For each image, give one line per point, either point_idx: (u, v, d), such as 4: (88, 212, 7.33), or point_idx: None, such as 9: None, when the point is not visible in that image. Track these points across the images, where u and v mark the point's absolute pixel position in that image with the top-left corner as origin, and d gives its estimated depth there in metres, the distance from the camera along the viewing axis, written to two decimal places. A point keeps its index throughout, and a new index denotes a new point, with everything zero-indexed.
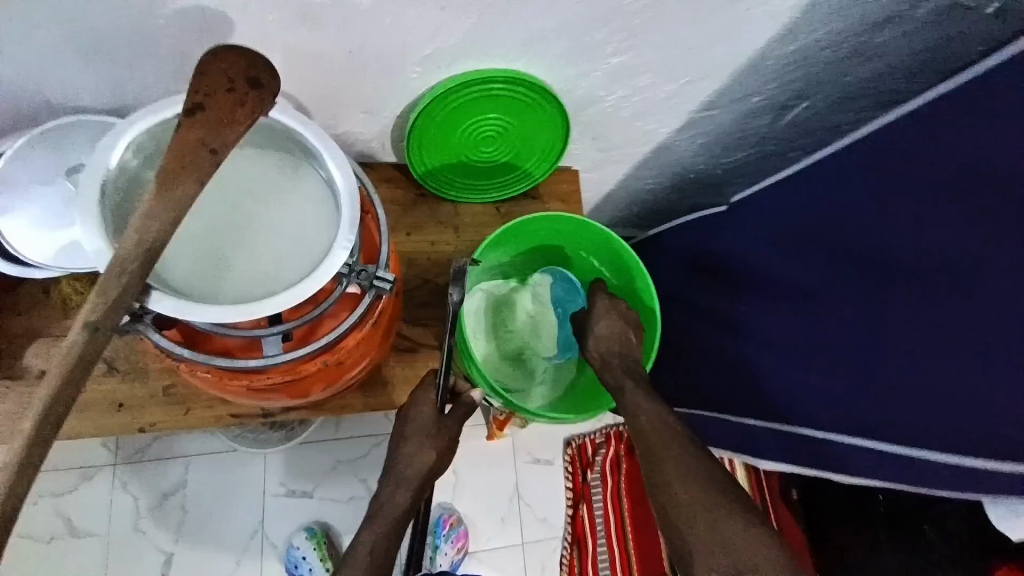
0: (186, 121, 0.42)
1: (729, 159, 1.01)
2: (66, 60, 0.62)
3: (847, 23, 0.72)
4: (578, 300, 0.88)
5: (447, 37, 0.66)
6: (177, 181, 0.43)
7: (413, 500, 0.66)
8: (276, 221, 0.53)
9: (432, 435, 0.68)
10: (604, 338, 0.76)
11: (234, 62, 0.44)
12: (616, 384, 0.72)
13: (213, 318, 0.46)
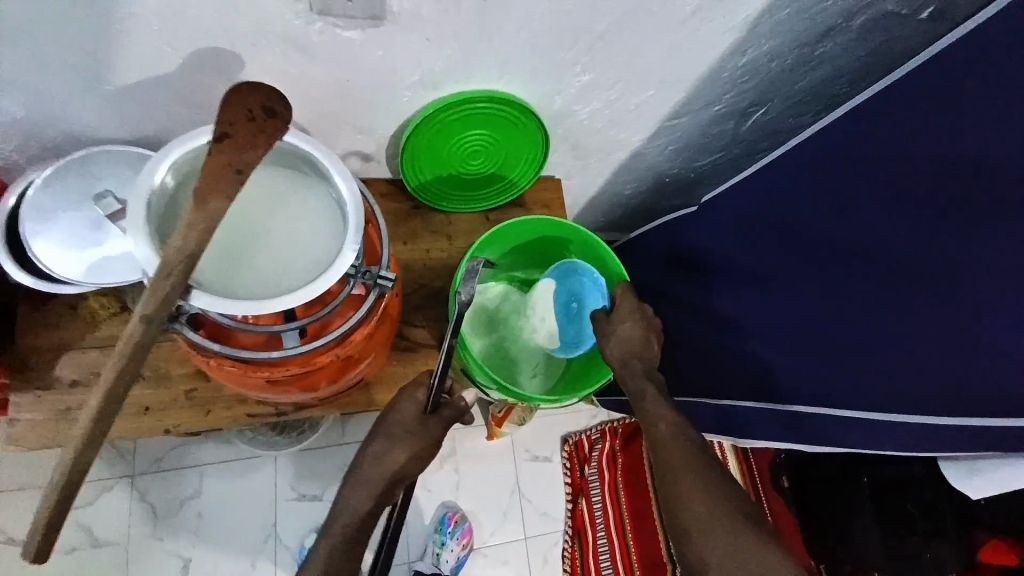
0: (216, 147, 0.48)
1: (700, 162, 1.10)
2: (91, 93, 0.70)
3: (789, 36, 0.81)
4: (597, 297, 0.87)
5: (432, 63, 0.73)
6: (209, 198, 0.47)
7: (374, 503, 0.72)
8: (291, 229, 0.60)
9: (409, 436, 0.73)
10: (621, 340, 0.81)
11: (252, 94, 0.50)
12: (635, 388, 0.79)
13: (240, 312, 0.53)
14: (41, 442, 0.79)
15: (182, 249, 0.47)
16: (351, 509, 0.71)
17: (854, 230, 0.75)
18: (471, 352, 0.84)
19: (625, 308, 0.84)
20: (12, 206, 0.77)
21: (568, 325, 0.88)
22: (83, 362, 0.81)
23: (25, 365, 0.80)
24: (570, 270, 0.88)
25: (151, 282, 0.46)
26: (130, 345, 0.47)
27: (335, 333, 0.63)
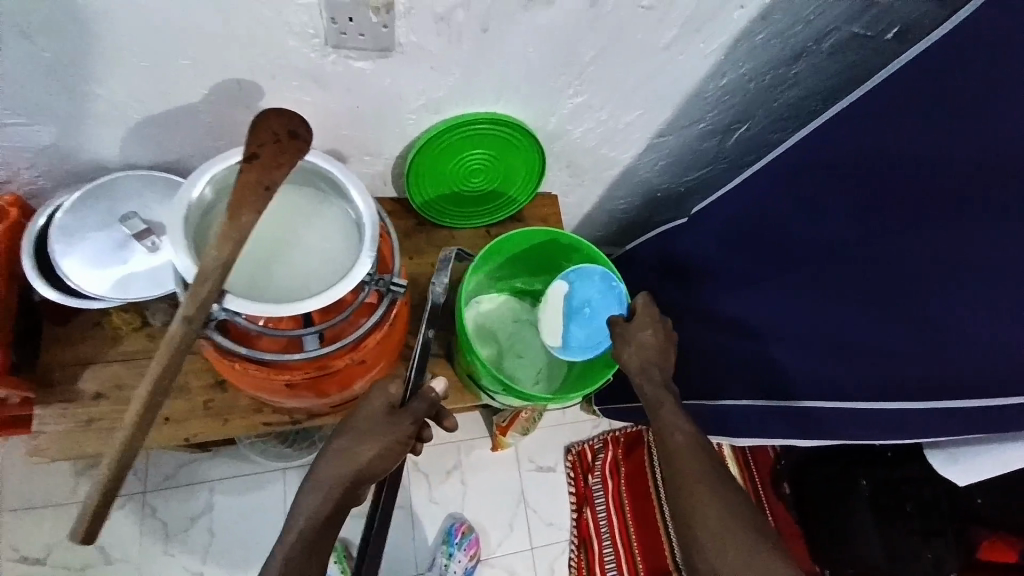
0: (246, 166, 0.54)
1: (689, 177, 1.16)
2: (123, 123, 0.76)
3: (766, 59, 0.87)
4: (613, 302, 0.91)
5: (435, 90, 0.79)
6: (241, 211, 0.53)
7: (335, 505, 0.67)
8: (311, 240, 0.65)
9: (374, 432, 0.70)
10: (641, 349, 0.84)
11: (277, 119, 0.56)
12: (655, 397, 0.82)
13: (267, 314, 0.58)
14: (66, 453, 0.83)
15: (219, 257, 0.52)
16: (310, 513, 0.66)
17: (832, 233, 0.80)
18: (479, 355, 0.85)
19: (646, 317, 0.86)
20: (39, 230, 0.81)
21: (575, 325, 0.92)
22: (105, 375, 0.85)
23: (51, 379, 0.84)
24: (592, 273, 0.92)
25: (193, 287, 0.51)
26: (174, 342, 0.52)
27: (351, 337, 0.68)
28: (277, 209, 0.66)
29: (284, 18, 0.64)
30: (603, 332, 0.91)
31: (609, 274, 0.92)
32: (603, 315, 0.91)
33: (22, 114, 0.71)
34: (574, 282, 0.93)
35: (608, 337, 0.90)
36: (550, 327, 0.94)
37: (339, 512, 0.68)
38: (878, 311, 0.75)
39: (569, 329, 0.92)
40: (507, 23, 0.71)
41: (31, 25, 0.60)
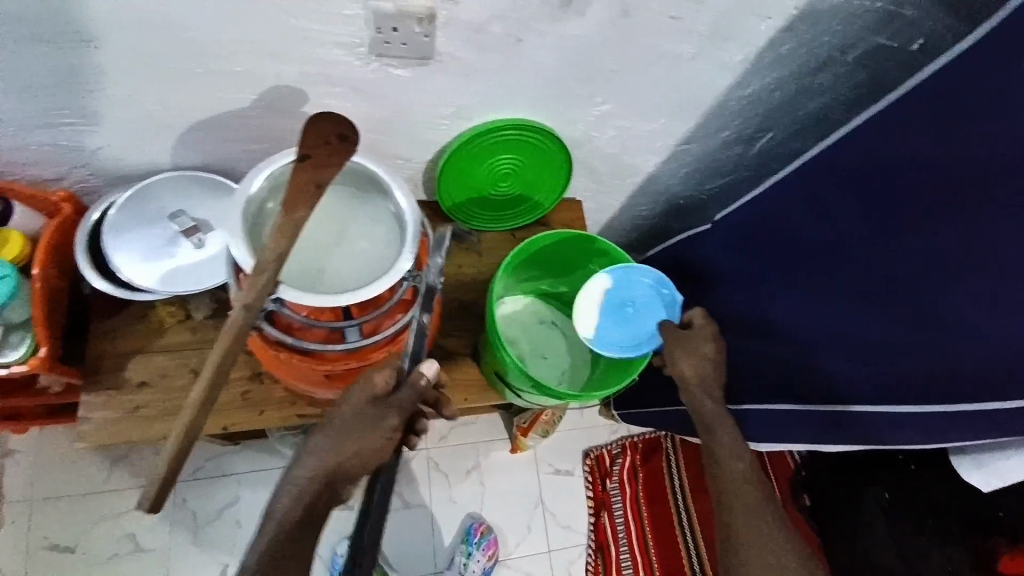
0: (299, 168, 0.58)
1: (710, 185, 1.17)
2: (175, 127, 0.80)
3: (790, 70, 0.89)
4: (660, 307, 0.92)
5: (468, 98, 0.83)
6: (294, 208, 0.57)
7: (307, 508, 0.65)
8: (355, 238, 0.70)
9: (357, 427, 0.67)
10: (698, 359, 0.84)
11: (329, 123, 0.60)
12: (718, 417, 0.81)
13: (315, 303, 0.63)
14: (108, 439, 0.86)
15: (275, 251, 0.56)
16: (279, 514, 0.64)
17: (856, 234, 0.83)
18: (511, 354, 0.87)
19: (701, 334, 0.86)
20: (94, 221, 0.86)
21: (614, 324, 0.92)
22: (148, 365, 0.89)
23: (97, 367, 0.88)
24: (643, 276, 0.93)
25: (252, 277, 0.54)
26: (234, 331, 0.55)
27: (389, 330, 0.72)
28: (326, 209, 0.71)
29: (333, 29, 0.68)
30: (643, 334, 0.91)
31: (662, 280, 0.93)
32: (648, 318, 0.91)
33: (82, 116, 0.76)
34: (623, 281, 0.93)
35: (647, 339, 0.90)
36: (585, 319, 0.93)
37: (317, 510, 0.66)
38: (902, 312, 0.78)
39: (607, 325, 0.92)
40: (539, 35, 0.74)
41: (97, 32, 0.65)
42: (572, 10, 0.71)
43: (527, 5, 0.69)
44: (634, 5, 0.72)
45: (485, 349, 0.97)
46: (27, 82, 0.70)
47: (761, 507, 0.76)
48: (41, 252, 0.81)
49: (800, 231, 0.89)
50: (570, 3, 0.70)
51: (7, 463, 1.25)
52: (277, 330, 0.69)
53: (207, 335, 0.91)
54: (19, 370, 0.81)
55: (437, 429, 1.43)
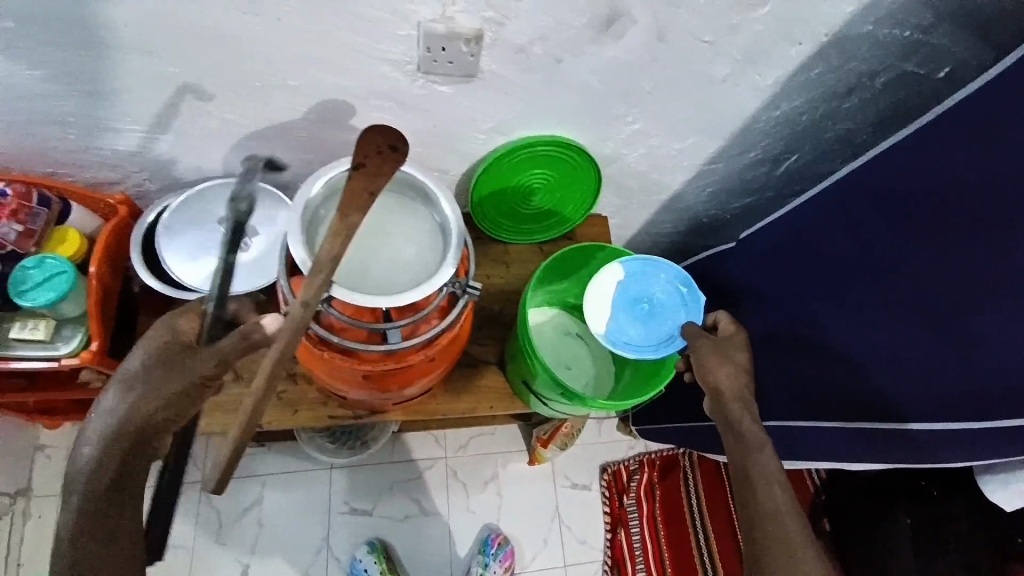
0: (354, 174, 0.62)
1: (735, 205, 1.19)
2: (228, 136, 0.85)
3: (817, 93, 0.92)
4: (678, 306, 0.96)
5: (507, 114, 0.87)
6: (348, 212, 0.60)
7: (100, 463, 0.60)
8: (402, 242, 0.75)
9: (168, 377, 0.63)
10: (735, 371, 0.80)
11: (379, 134, 0.64)
12: (755, 433, 0.75)
13: (365, 301, 0.67)
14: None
15: (331, 252, 0.60)
16: (75, 471, 0.60)
17: (883, 252, 0.84)
18: (544, 362, 0.89)
19: (733, 347, 0.84)
20: (148, 223, 0.91)
21: (631, 318, 0.95)
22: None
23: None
24: (660, 273, 0.98)
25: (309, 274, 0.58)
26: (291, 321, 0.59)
27: (428, 334, 0.75)
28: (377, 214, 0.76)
29: (384, 47, 0.72)
30: (660, 329, 0.94)
31: (678, 279, 0.97)
32: (663, 317, 0.95)
33: (143, 123, 0.81)
34: (639, 276, 0.97)
35: (664, 335, 0.94)
36: (597, 310, 0.96)
37: (126, 467, 0.62)
38: (933, 334, 0.78)
39: (620, 320, 0.95)
40: (579, 56, 0.78)
41: (165, 44, 0.69)
42: (611, 33, 0.75)
43: (569, 28, 0.73)
44: (669, 30, 0.75)
45: (512, 358, 0.99)
46: (95, 89, 0.75)
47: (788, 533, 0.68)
48: (98, 250, 0.86)
49: (824, 249, 0.91)
50: (610, 27, 0.74)
51: (38, 457, 1.28)
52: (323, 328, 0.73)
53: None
54: (70, 363, 0.85)
55: (456, 438, 1.45)
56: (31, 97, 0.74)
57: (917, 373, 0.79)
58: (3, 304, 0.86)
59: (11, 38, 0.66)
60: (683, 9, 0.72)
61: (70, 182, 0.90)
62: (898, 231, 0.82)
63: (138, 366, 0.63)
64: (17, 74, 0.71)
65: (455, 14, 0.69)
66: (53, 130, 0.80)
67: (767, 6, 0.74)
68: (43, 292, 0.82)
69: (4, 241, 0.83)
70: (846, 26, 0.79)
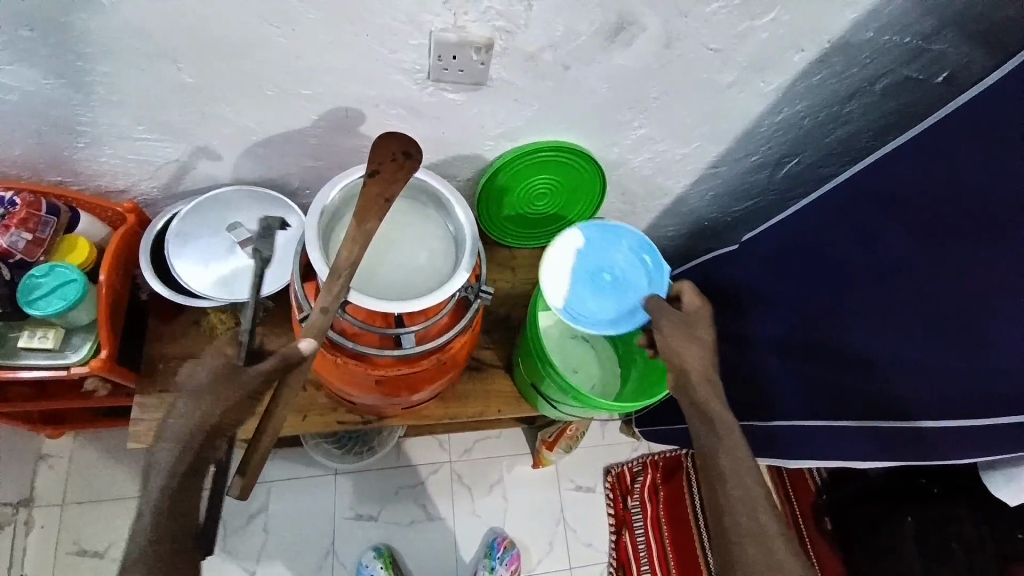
0: (369, 181, 0.65)
1: (737, 208, 1.21)
2: (239, 144, 0.86)
3: (820, 99, 0.93)
4: (640, 279, 0.95)
5: (515, 120, 0.87)
6: (364, 217, 0.65)
7: (169, 476, 0.58)
8: (413, 246, 0.77)
9: (222, 388, 0.61)
10: (700, 349, 0.80)
11: (395, 141, 0.66)
12: (721, 419, 0.75)
13: (380, 307, 0.68)
14: (175, 468, 0.59)
15: (349, 257, 0.65)
16: (149, 491, 0.58)
17: (886, 255, 0.85)
18: (553, 366, 0.90)
19: (700, 324, 0.83)
20: (157, 230, 0.92)
21: (591, 289, 0.94)
22: (241, 385, 0.61)
23: (199, 379, 0.62)
24: (622, 242, 0.96)
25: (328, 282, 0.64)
26: (313, 328, 0.64)
27: (440, 338, 0.76)
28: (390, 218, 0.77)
29: (397, 55, 0.73)
30: (620, 301, 0.94)
31: (642, 247, 0.95)
32: (625, 288, 0.94)
33: (154, 131, 0.81)
34: (600, 245, 0.96)
35: (624, 307, 0.93)
36: (556, 281, 0.94)
37: (193, 480, 0.59)
38: (937, 335, 0.79)
39: (580, 291, 0.94)
40: (588, 63, 0.79)
41: (180, 53, 0.70)
42: (619, 41, 0.76)
43: (580, 36, 0.74)
44: (678, 38, 0.77)
45: (520, 361, 1.00)
46: (107, 97, 0.75)
47: (775, 540, 0.66)
48: (109, 257, 0.86)
49: (828, 250, 0.92)
50: (619, 35, 0.75)
51: (41, 467, 1.27)
52: (338, 334, 0.74)
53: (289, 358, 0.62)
54: (80, 371, 0.84)
55: (461, 442, 1.45)
56: (44, 105, 0.74)
57: (924, 374, 0.80)
58: (13, 313, 0.85)
59: (27, 46, 0.66)
60: (692, 17, 0.74)
61: (78, 189, 0.90)
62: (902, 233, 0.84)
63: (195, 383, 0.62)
64: (31, 82, 0.71)
65: (468, 24, 0.70)
66: (64, 138, 0.80)
67: (773, 13, 0.76)
68: (54, 300, 0.82)
69: (14, 250, 0.83)
70: (850, 33, 0.81)
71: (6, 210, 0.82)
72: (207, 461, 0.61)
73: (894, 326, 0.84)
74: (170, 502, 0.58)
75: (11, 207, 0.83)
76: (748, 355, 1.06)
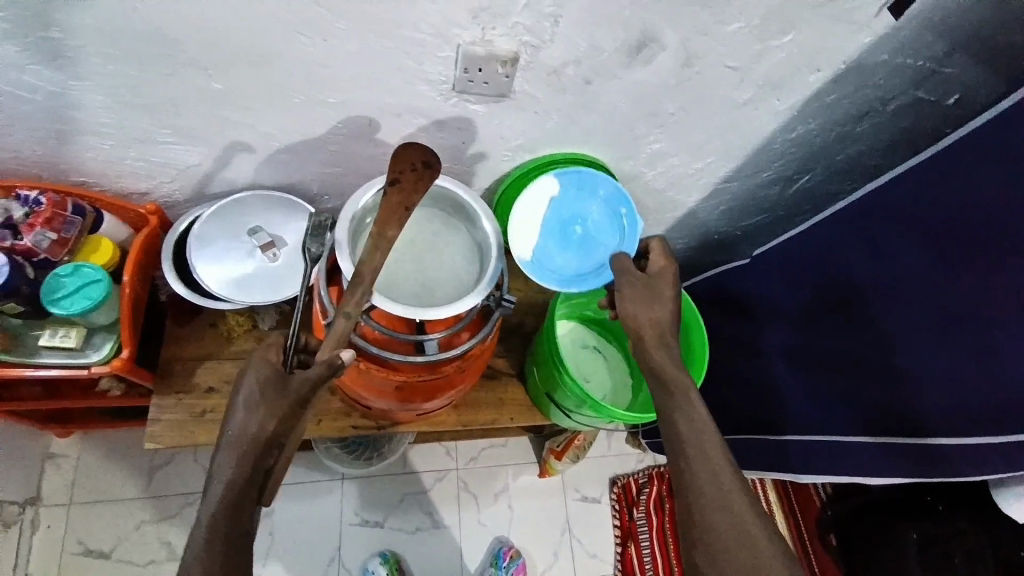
0: (390, 190, 0.67)
1: (747, 223, 1.22)
2: (262, 149, 0.87)
3: (833, 118, 0.95)
4: (607, 233, 0.95)
5: (533, 132, 0.89)
6: (387, 225, 0.67)
7: (229, 486, 0.58)
8: (436, 251, 0.81)
9: (274, 398, 0.61)
10: (657, 314, 0.76)
11: (415, 152, 0.68)
12: (678, 383, 0.70)
13: (402, 311, 0.71)
14: (234, 479, 0.58)
15: (373, 264, 0.66)
16: (208, 501, 0.58)
17: (898, 273, 0.87)
18: (569, 376, 0.91)
19: (664, 286, 0.79)
20: (181, 231, 0.93)
21: (558, 241, 0.95)
22: (292, 395, 0.61)
23: (252, 389, 0.61)
24: (596, 194, 0.94)
25: (349, 292, 0.65)
26: (338, 336, 0.64)
27: (462, 347, 0.78)
28: (415, 225, 0.81)
29: (423, 67, 0.74)
30: (586, 255, 0.95)
31: (614, 202, 0.94)
32: (593, 242, 0.95)
33: (181, 136, 0.82)
34: (575, 196, 0.94)
35: (588, 261, 0.95)
36: (527, 233, 0.94)
37: (250, 490, 0.59)
38: (954, 351, 0.80)
39: (549, 242, 0.94)
40: (608, 79, 0.81)
41: (212, 61, 0.71)
42: (640, 58, 0.78)
43: (601, 53, 0.76)
44: (697, 56, 0.78)
45: (535, 369, 1.01)
46: (137, 103, 0.76)
47: (743, 506, 0.61)
48: (131, 260, 0.87)
49: (841, 266, 0.94)
50: (641, 52, 0.76)
51: (48, 467, 1.27)
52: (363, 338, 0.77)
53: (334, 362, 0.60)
54: (99, 371, 0.85)
55: (467, 450, 1.45)
56: (74, 109, 0.76)
57: (938, 391, 0.81)
58: (34, 312, 0.86)
59: (63, 50, 0.67)
60: (712, 36, 0.76)
61: (101, 191, 0.91)
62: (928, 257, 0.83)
63: (249, 393, 0.61)
64: (62, 85, 0.72)
65: (495, 38, 0.71)
66: (91, 140, 0.81)
67: (792, 34, 0.77)
68: (77, 300, 0.83)
69: (38, 249, 0.84)
70: (864, 54, 0.83)
71: (31, 210, 0.83)
72: (263, 471, 0.60)
73: (906, 344, 0.85)
74: (231, 513, 0.57)
75: (36, 206, 0.84)
76: (758, 368, 1.06)
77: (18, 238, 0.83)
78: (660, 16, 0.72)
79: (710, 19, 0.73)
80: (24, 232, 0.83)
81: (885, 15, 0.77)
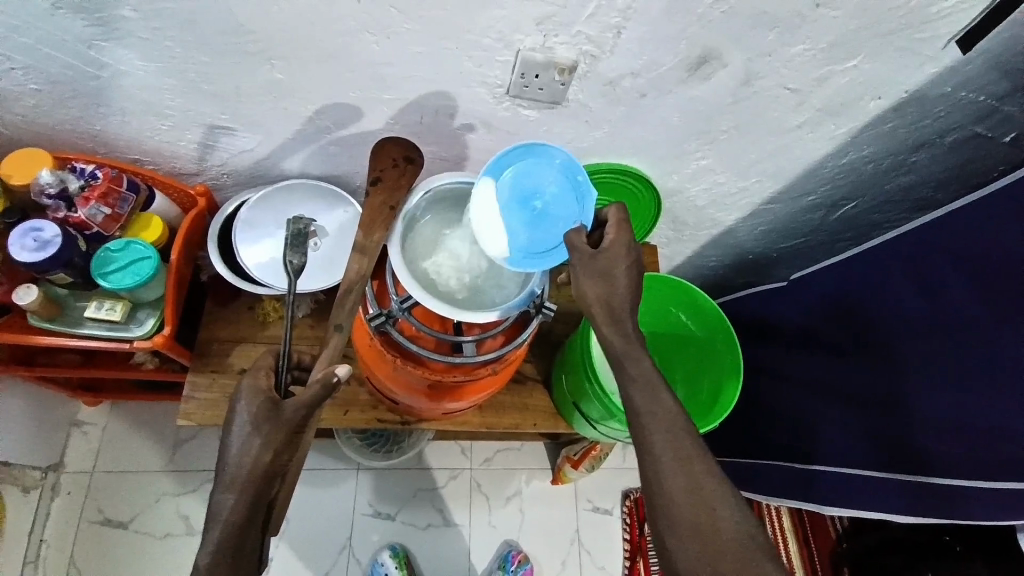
0: (372, 189, 0.75)
1: (785, 245, 1.20)
2: (314, 140, 0.88)
3: (886, 147, 0.93)
4: (575, 202, 0.74)
5: (580, 141, 0.89)
6: (373, 227, 0.74)
7: (234, 518, 0.60)
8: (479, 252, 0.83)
9: (268, 429, 0.62)
10: (610, 291, 0.68)
11: (395, 148, 0.76)
12: (629, 354, 0.67)
13: (446, 311, 0.74)
14: (235, 512, 0.60)
15: (365, 271, 0.73)
16: (215, 537, 0.60)
17: (946, 307, 0.84)
18: (599, 385, 0.91)
19: (621, 260, 0.69)
20: (227, 214, 0.95)
21: (519, 223, 0.75)
22: (285, 424, 0.62)
23: (246, 420, 0.62)
24: (551, 161, 0.76)
25: (337, 307, 0.70)
26: (334, 348, 0.68)
27: (498, 351, 0.80)
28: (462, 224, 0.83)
29: (482, 70, 0.75)
30: (554, 231, 0.74)
31: (572, 166, 0.75)
32: (560, 217, 0.74)
33: (236, 122, 0.84)
34: (528, 168, 0.75)
35: (558, 238, 0.74)
36: (484, 225, 0.75)
37: (253, 520, 0.61)
38: (992, 392, 0.78)
39: (513, 226, 0.74)
40: (663, 94, 0.80)
41: (277, 52, 0.72)
42: (699, 74, 0.77)
43: (660, 68, 0.76)
44: (757, 76, 0.78)
45: (563, 379, 1.01)
46: (201, 87, 0.77)
47: (703, 475, 0.61)
48: (178, 240, 0.89)
49: (886, 297, 0.91)
50: (700, 68, 0.76)
51: (74, 433, 1.30)
52: (400, 333, 0.78)
53: (327, 382, 0.63)
54: (142, 346, 0.87)
55: (482, 451, 1.46)
56: (140, 89, 0.77)
57: (974, 432, 0.79)
58: (82, 284, 0.89)
59: (133, 29, 0.68)
60: (775, 57, 0.75)
61: (155, 170, 0.93)
62: (982, 294, 0.81)
63: (241, 427, 0.62)
64: (130, 65, 0.73)
65: (556, 46, 0.71)
66: (151, 120, 0.83)
67: (856, 59, 0.76)
68: (129, 275, 0.85)
69: (92, 222, 0.86)
70: (928, 85, 0.81)
71: (87, 183, 0.85)
72: (263, 500, 0.62)
73: (942, 382, 0.82)
74: (232, 543, 0.60)
75: (92, 180, 0.85)
76: (784, 393, 1.05)
77: (73, 210, 0.85)
78: (724, 34, 0.71)
79: (775, 41, 0.72)
80: (79, 205, 0.84)
81: (953, 47, 0.76)
